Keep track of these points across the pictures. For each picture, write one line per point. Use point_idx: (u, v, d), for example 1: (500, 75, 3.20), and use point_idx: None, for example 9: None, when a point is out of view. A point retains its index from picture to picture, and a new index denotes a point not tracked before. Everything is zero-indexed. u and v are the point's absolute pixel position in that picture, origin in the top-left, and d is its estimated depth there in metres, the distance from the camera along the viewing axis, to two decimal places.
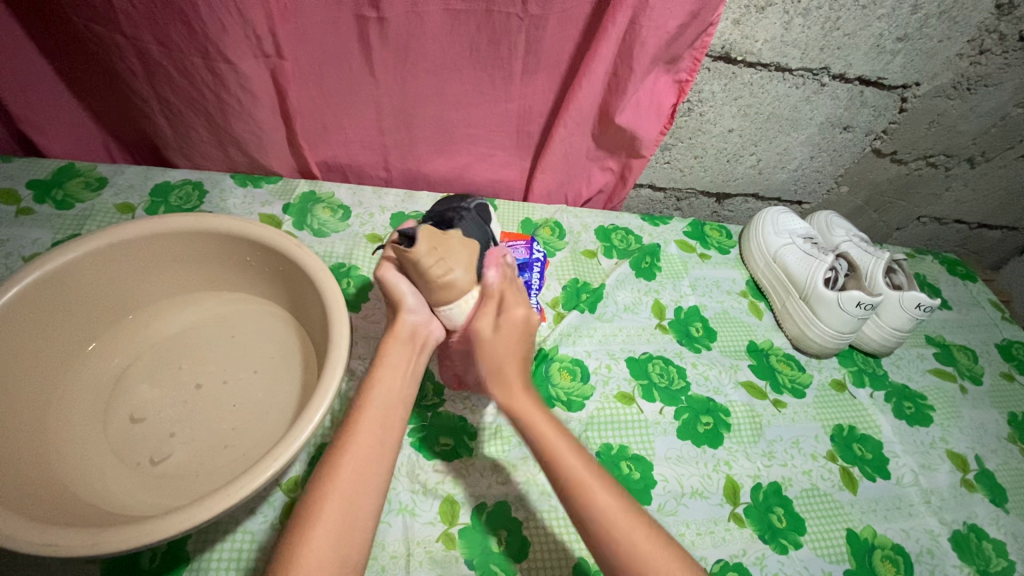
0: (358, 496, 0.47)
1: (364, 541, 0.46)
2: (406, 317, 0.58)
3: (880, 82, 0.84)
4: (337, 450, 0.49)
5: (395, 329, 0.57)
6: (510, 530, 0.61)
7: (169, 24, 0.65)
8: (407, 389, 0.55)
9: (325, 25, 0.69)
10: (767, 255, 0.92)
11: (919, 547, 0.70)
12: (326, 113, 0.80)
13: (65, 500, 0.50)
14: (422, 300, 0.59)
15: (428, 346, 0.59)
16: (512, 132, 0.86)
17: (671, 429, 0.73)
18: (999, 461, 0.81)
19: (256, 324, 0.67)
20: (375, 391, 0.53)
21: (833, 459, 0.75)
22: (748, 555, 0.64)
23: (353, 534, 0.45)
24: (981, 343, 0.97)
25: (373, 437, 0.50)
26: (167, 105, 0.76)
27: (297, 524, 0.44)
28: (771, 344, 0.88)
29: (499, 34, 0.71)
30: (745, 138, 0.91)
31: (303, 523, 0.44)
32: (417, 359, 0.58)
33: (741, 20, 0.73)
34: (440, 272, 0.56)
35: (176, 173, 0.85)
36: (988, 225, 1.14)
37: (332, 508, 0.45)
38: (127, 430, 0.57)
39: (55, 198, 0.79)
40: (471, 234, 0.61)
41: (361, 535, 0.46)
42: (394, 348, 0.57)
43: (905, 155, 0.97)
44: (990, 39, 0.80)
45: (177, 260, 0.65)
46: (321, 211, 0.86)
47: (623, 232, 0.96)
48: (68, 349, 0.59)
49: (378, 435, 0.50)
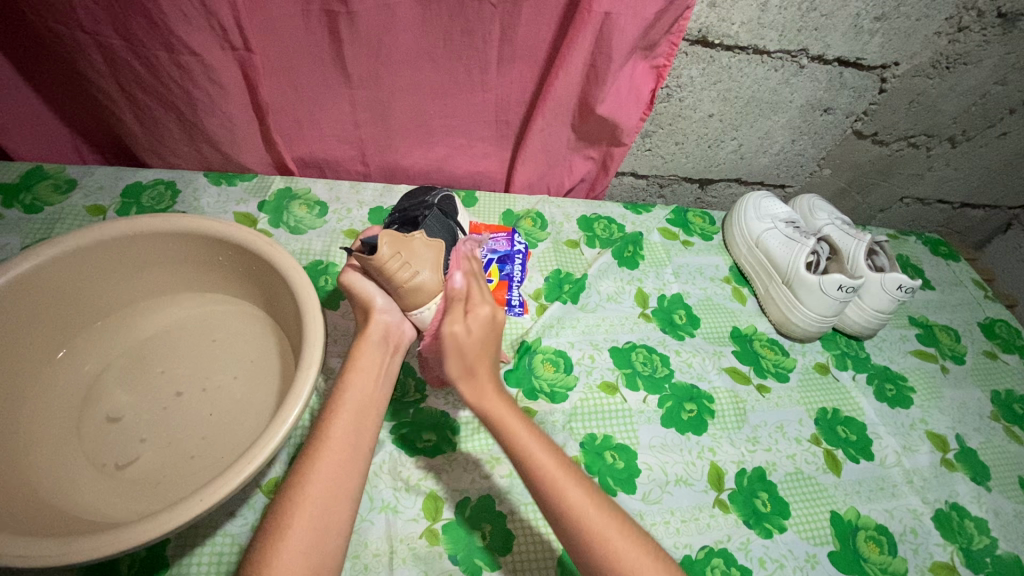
0: (333, 503, 0.46)
1: (338, 550, 0.45)
2: (377, 320, 0.58)
3: (859, 63, 0.83)
4: (308, 458, 0.48)
5: (367, 332, 0.58)
6: (494, 524, 0.61)
7: (130, 20, 0.63)
8: (381, 391, 0.56)
9: (293, 17, 0.67)
10: (749, 240, 0.92)
11: (903, 527, 0.70)
12: (298, 107, 0.78)
13: (37, 510, 0.49)
14: (391, 299, 0.60)
15: (400, 346, 0.60)
16: (490, 123, 0.84)
17: (655, 417, 0.73)
18: (981, 439, 0.82)
19: (232, 325, 0.66)
20: (348, 395, 0.53)
21: (817, 442, 0.76)
22: (733, 541, 0.64)
23: (327, 542, 0.44)
24: (964, 323, 0.98)
25: (347, 442, 0.49)
26: (135, 103, 0.74)
27: (267, 535, 0.43)
28: (754, 329, 0.88)
29: (472, 23, 0.69)
30: (725, 123, 0.90)
31: (275, 534, 0.43)
32: (391, 360, 0.58)
33: (717, 3, 0.72)
34: (406, 275, 0.56)
35: (148, 173, 0.84)
36: (971, 204, 1.14)
37: (304, 516, 0.44)
38: (103, 436, 0.56)
39: (24, 201, 0.77)
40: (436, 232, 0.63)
41: (336, 543, 0.45)
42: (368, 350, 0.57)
43: (886, 136, 0.96)
44: (968, 17, 0.80)
45: (148, 263, 0.64)
46: (298, 208, 0.85)
47: (606, 221, 0.95)
48: (39, 356, 0.58)
49: (352, 440, 0.50)
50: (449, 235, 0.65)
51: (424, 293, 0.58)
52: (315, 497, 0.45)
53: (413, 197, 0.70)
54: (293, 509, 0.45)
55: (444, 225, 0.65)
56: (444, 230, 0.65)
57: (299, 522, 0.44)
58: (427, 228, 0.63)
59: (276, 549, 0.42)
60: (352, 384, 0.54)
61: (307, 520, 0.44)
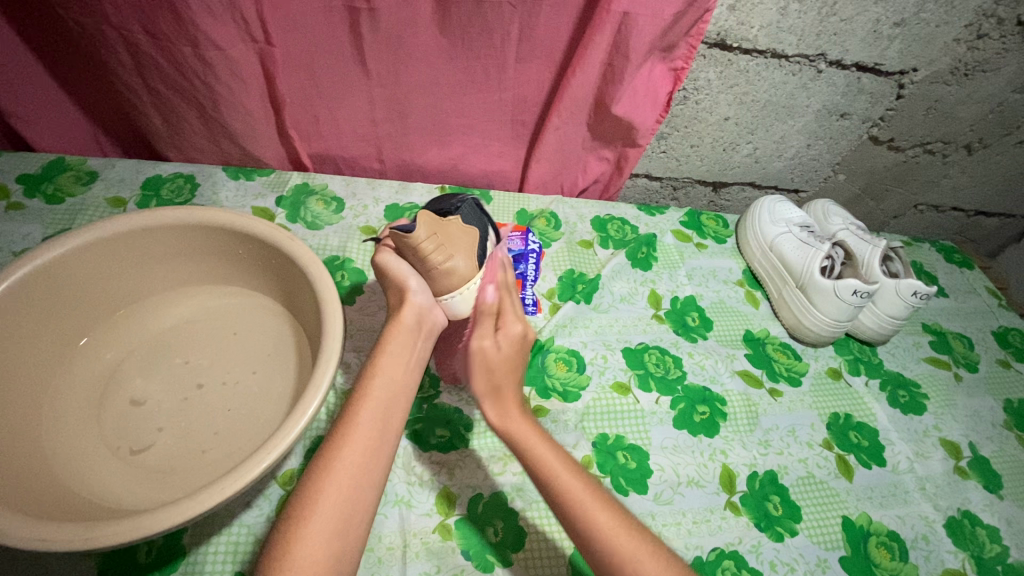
0: (356, 491, 0.46)
1: (359, 539, 0.45)
2: (411, 304, 0.57)
3: (877, 69, 0.83)
4: (333, 445, 0.48)
5: (400, 315, 0.56)
6: (507, 520, 0.61)
7: (156, 14, 0.64)
8: (411, 380, 0.55)
9: (315, 14, 0.68)
10: (764, 244, 0.92)
11: (914, 534, 0.70)
12: (318, 104, 0.79)
13: (59, 496, 0.50)
14: (425, 283, 0.58)
15: (433, 333, 0.58)
16: (507, 122, 0.85)
17: (667, 418, 0.73)
18: (994, 448, 0.81)
19: (251, 318, 0.67)
20: (378, 381, 0.52)
21: (829, 447, 0.76)
22: (743, 543, 0.64)
23: (350, 530, 0.45)
24: (977, 331, 0.97)
25: (374, 429, 0.49)
26: (158, 97, 0.75)
27: (291, 522, 0.44)
28: (767, 333, 0.87)
29: (491, 22, 0.70)
30: (741, 127, 0.90)
31: (299, 521, 0.44)
32: (420, 348, 0.57)
33: (737, 6, 0.72)
34: (441, 258, 0.57)
35: (168, 166, 0.85)
36: (986, 212, 1.14)
37: (327, 504, 0.45)
38: (124, 426, 0.57)
39: (46, 192, 0.78)
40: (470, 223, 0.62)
41: (355, 531, 0.45)
42: (398, 335, 0.56)
43: (902, 142, 0.96)
44: (987, 24, 0.79)
45: (169, 255, 0.65)
46: (315, 203, 0.85)
47: (619, 222, 0.95)
48: (62, 345, 0.59)
49: (379, 429, 0.50)
50: (483, 227, 0.64)
51: (457, 277, 0.58)
52: (336, 484, 0.46)
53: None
54: (316, 495, 0.45)
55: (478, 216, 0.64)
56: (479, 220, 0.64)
57: (323, 510, 0.44)
58: (463, 217, 0.62)
59: (297, 535, 0.43)
60: (383, 368, 0.53)
61: (329, 508, 0.45)
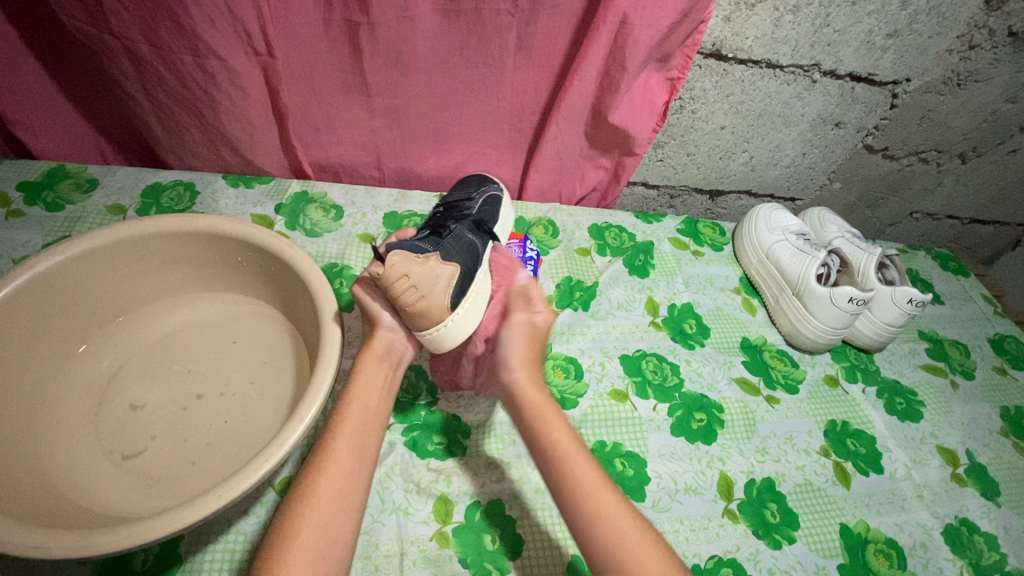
0: (337, 514, 0.47)
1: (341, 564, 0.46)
2: (383, 332, 0.59)
3: (871, 79, 0.84)
4: (311, 475, 0.49)
5: (371, 346, 0.58)
6: (504, 528, 0.61)
7: (158, 24, 0.65)
8: (385, 407, 0.56)
9: (316, 25, 0.69)
10: (760, 251, 0.92)
11: (912, 541, 0.70)
12: (318, 113, 0.80)
13: (57, 504, 0.50)
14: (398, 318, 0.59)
15: (403, 362, 0.60)
16: (505, 130, 0.86)
17: (664, 425, 0.73)
18: (991, 455, 0.82)
19: (247, 325, 0.67)
20: (352, 407, 0.53)
21: (826, 454, 0.76)
22: (742, 551, 0.64)
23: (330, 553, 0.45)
24: (973, 338, 0.98)
25: (350, 456, 0.50)
26: (159, 105, 0.75)
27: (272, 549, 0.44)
28: (764, 340, 0.88)
29: (490, 33, 0.71)
30: (737, 135, 0.91)
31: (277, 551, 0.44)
32: (391, 375, 0.58)
33: (732, 17, 0.74)
34: (413, 299, 0.54)
35: (167, 174, 0.85)
36: (981, 219, 1.15)
37: (310, 530, 0.45)
38: (122, 431, 0.57)
39: (46, 199, 0.78)
40: (451, 257, 0.61)
41: (340, 553, 0.46)
42: (371, 364, 0.57)
43: (896, 151, 0.97)
44: (979, 35, 0.81)
45: (166, 262, 0.65)
46: (314, 211, 0.86)
47: (617, 229, 0.96)
48: (59, 352, 0.59)
49: (356, 454, 0.51)
50: (469, 260, 0.62)
51: (428, 319, 0.55)
52: (319, 509, 0.47)
53: (463, 189, 0.78)
54: (300, 518, 0.46)
55: (464, 249, 0.63)
56: (463, 254, 0.62)
57: (304, 536, 0.45)
58: (444, 252, 0.60)
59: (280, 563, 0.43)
60: (356, 396, 0.54)
61: (313, 531, 0.45)
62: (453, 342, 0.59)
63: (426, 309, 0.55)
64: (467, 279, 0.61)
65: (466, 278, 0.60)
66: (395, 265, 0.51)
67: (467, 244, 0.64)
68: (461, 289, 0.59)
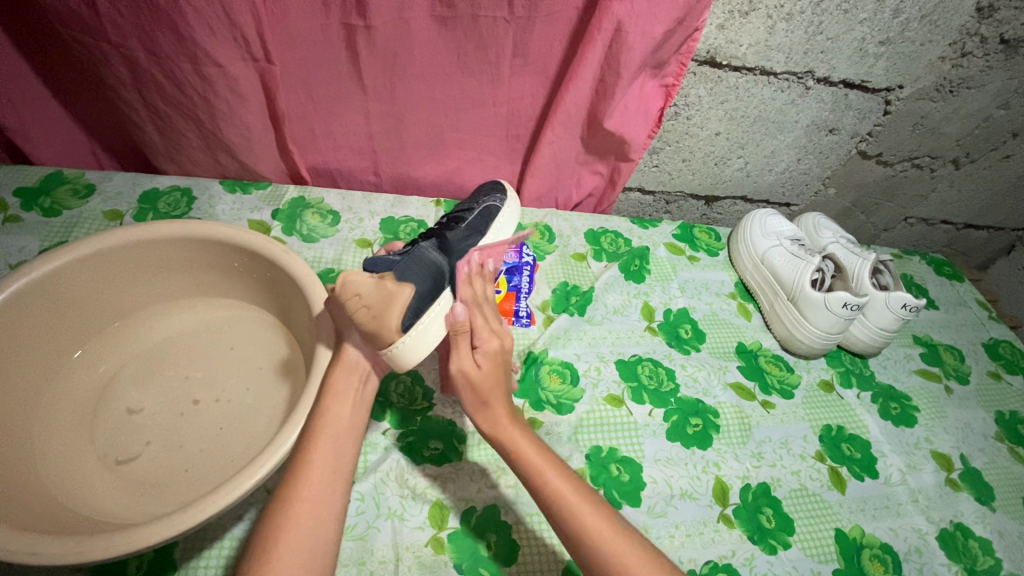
0: (319, 525, 0.48)
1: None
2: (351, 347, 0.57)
3: (864, 86, 0.85)
4: (287, 484, 0.48)
5: (340, 360, 0.56)
6: (499, 534, 0.61)
7: (156, 31, 0.65)
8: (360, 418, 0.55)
9: (313, 32, 0.69)
10: (755, 256, 0.93)
11: (907, 546, 0.70)
12: (315, 119, 0.80)
13: (52, 510, 0.50)
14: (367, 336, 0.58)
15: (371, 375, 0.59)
16: (501, 136, 0.86)
17: (660, 431, 0.73)
18: (986, 459, 0.82)
19: (243, 331, 0.67)
20: (326, 421, 0.52)
21: (821, 459, 0.76)
22: (737, 557, 0.64)
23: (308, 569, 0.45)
24: (968, 343, 0.98)
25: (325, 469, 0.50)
26: (156, 112, 0.76)
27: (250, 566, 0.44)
28: (759, 345, 0.88)
29: (486, 40, 0.71)
30: (732, 141, 0.91)
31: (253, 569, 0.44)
32: (361, 387, 0.57)
33: (726, 25, 0.74)
34: (365, 320, 0.53)
35: (164, 179, 0.85)
36: (975, 225, 1.15)
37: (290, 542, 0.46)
38: (117, 437, 0.57)
39: (43, 205, 0.78)
40: (409, 278, 0.58)
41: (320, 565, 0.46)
42: (340, 377, 0.55)
43: (890, 157, 0.98)
44: (971, 42, 0.81)
45: (161, 268, 0.65)
46: (311, 216, 0.86)
47: (613, 235, 0.96)
48: (55, 358, 0.59)
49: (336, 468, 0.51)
50: (431, 281, 0.60)
51: (380, 340, 0.55)
52: (299, 520, 0.47)
53: (470, 198, 0.76)
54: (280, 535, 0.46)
55: (423, 270, 0.60)
56: (422, 275, 0.59)
57: (284, 547, 0.45)
58: (402, 271, 0.58)
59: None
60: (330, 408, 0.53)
61: (293, 544, 0.46)
62: (409, 362, 0.59)
63: (380, 329, 0.54)
64: (425, 302, 0.59)
65: (424, 301, 0.58)
66: (345, 286, 0.51)
67: (432, 261, 0.62)
68: (414, 313, 0.57)
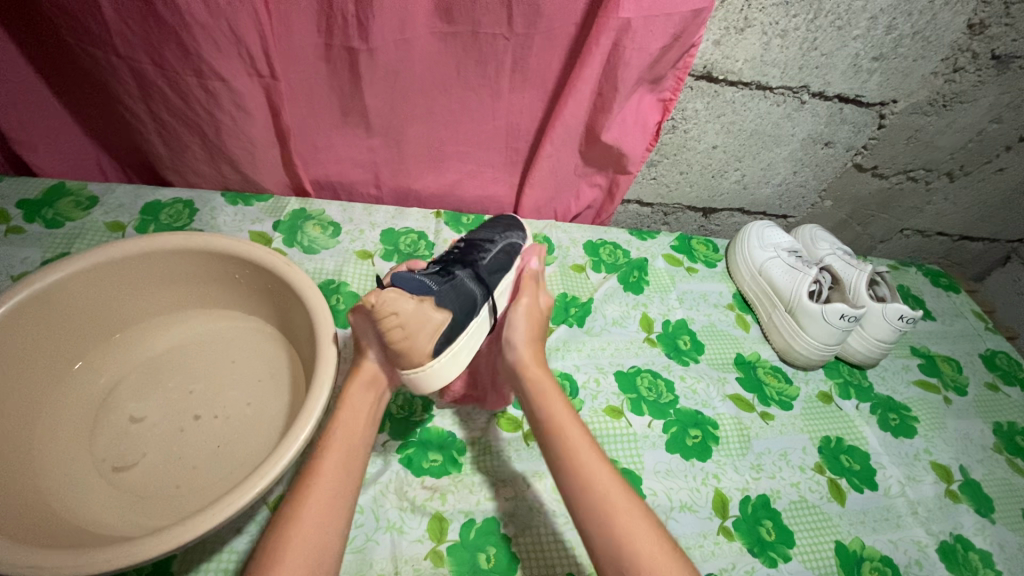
0: (315, 537, 0.47)
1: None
2: (371, 360, 0.59)
3: (858, 100, 0.86)
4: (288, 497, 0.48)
5: (359, 371, 0.58)
6: (499, 547, 0.61)
7: (162, 46, 0.66)
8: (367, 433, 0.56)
9: (316, 47, 0.70)
10: (753, 268, 0.93)
11: (907, 559, 0.70)
12: (317, 132, 0.81)
13: (50, 522, 0.50)
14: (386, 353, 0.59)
15: (389, 389, 0.60)
16: (501, 149, 0.87)
17: (659, 442, 0.73)
18: (985, 471, 0.82)
19: (245, 343, 0.67)
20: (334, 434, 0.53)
21: (821, 471, 0.76)
22: (737, 569, 0.64)
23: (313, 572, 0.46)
24: (965, 354, 0.99)
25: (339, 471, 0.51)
26: (161, 124, 0.76)
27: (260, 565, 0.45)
28: (758, 356, 0.88)
29: (486, 55, 0.72)
30: (729, 154, 0.92)
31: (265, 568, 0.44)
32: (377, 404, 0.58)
33: (722, 41, 0.76)
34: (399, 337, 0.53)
35: (167, 191, 0.86)
36: (970, 236, 1.16)
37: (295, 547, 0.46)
38: (117, 448, 0.57)
39: (46, 216, 0.79)
40: (446, 304, 0.57)
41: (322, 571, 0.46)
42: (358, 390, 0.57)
43: (886, 170, 0.99)
44: (963, 58, 0.83)
45: (164, 280, 0.66)
46: (312, 228, 0.87)
47: (612, 246, 0.97)
48: (55, 369, 0.59)
49: (340, 478, 0.51)
50: (464, 310, 0.59)
51: (409, 358, 0.55)
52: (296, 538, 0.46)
53: (489, 231, 0.74)
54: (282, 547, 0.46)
55: (459, 297, 0.59)
56: (457, 301, 0.59)
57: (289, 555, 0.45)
58: (440, 297, 0.57)
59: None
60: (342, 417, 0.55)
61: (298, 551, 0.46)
62: (430, 387, 0.58)
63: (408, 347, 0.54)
64: (456, 330, 0.58)
65: (456, 329, 0.58)
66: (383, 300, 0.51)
67: (467, 291, 0.61)
68: (446, 338, 0.56)
